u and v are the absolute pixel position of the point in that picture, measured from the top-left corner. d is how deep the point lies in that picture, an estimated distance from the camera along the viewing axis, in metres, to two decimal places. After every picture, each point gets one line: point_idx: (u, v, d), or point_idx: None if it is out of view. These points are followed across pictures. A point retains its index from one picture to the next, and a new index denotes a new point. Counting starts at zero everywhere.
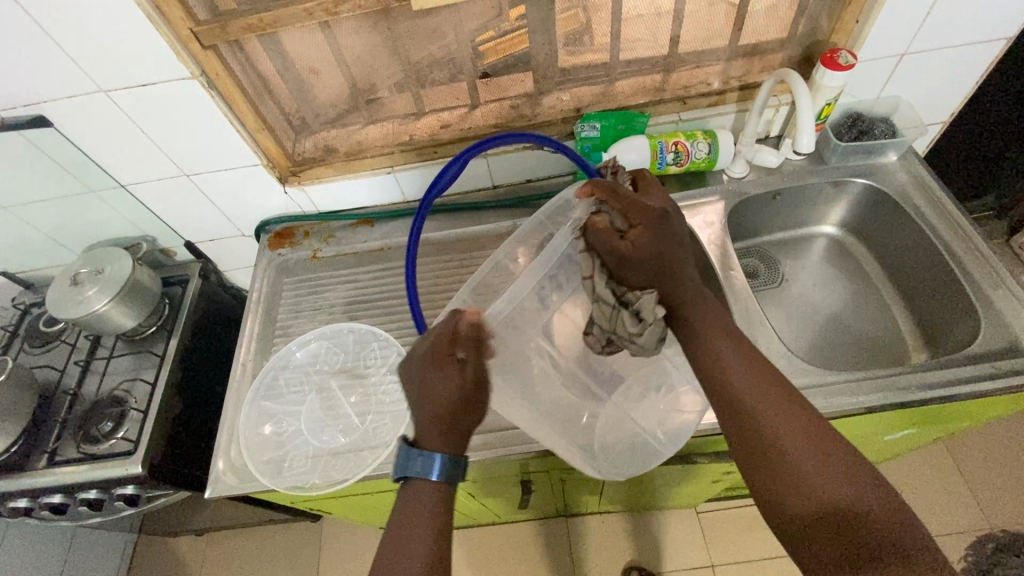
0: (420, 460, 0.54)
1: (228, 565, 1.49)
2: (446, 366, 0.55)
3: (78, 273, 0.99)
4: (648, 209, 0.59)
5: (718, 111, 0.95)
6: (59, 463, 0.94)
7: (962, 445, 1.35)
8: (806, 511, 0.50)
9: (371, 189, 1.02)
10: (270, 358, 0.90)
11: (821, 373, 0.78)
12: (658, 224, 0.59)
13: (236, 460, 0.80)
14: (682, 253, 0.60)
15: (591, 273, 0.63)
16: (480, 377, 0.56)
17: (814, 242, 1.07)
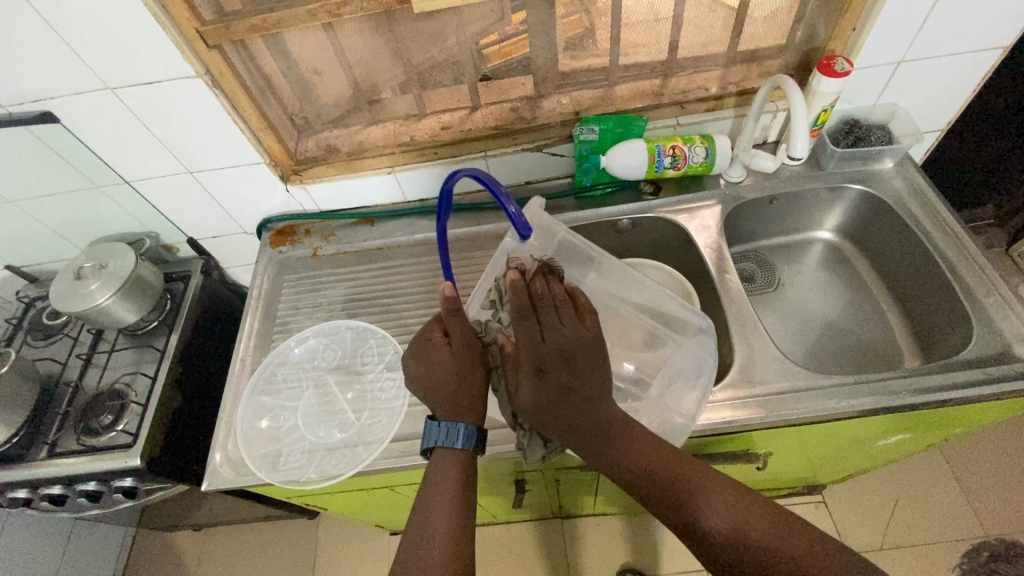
0: (441, 431, 0.63)
1: (226, 560, 1.50)
2: (437, 348, 0.65)
3: (82, 267, 1.00)
4: (545, 358, 0.60)
5: (716, 115, 0.96)
6: (59, 455, 0.96)
7: (958, 453, 1.35)
8: (719, 549, 0.56)
9: (372, 188, 1.03)
10: (269, 353, 0.91)
11: (814, 377, 0.79)
12: (544, 375, 0.61)
13: (234, 454, 0.81)
14: (574, 407, 0.62)
15: (503, 367, 0.72)
16: (468, 341, 0.64)
17: (810, 247, 1.08)
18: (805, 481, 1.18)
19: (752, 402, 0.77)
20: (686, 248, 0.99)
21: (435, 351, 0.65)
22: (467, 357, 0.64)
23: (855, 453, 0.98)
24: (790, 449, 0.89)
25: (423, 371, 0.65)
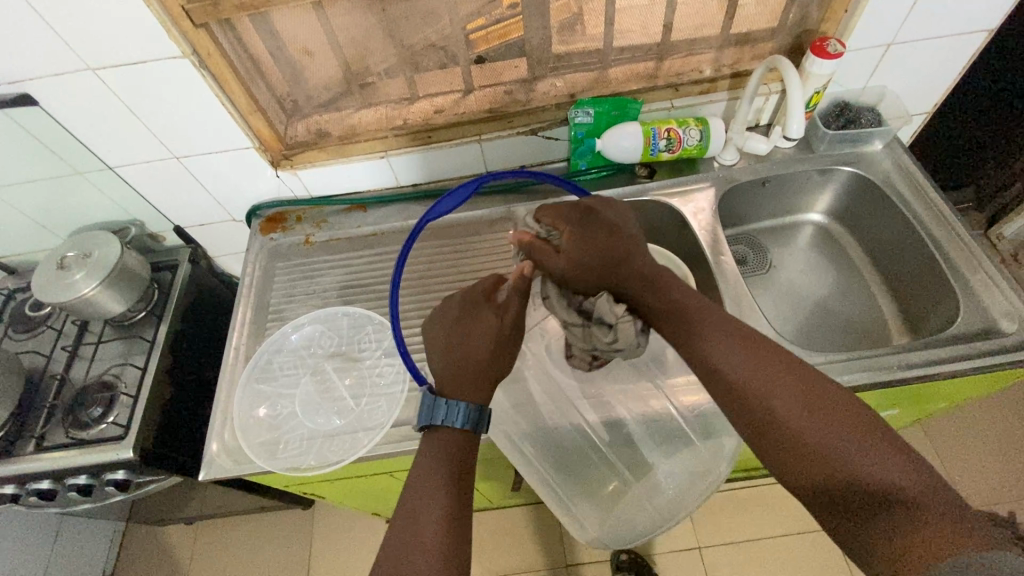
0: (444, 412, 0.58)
1: (220, 553, 1.49)
2: (480, 314, 0.64)
3: (65, 256, 0.98)
4: (570, 219, 0.67)
5: (710, 98, 0.96)
6: (48, 449, 0.93)
7: (938, 431, 1.40)
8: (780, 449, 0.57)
9: (363, 173, 1.01)
10: (263, 341, 0.90)
11: (808, 354, 0.80)
12: (581, 219, 0.66)
13: (230, 442, 0.80)
14: (628, 241, 0.66)
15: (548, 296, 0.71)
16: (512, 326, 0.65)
17: (801, 229, 1.09)
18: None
19: None
20: (680, 230, 0.99)
21: (476, 324, 0.64)
22: (493, 336, 0.63)
23: None
24: None
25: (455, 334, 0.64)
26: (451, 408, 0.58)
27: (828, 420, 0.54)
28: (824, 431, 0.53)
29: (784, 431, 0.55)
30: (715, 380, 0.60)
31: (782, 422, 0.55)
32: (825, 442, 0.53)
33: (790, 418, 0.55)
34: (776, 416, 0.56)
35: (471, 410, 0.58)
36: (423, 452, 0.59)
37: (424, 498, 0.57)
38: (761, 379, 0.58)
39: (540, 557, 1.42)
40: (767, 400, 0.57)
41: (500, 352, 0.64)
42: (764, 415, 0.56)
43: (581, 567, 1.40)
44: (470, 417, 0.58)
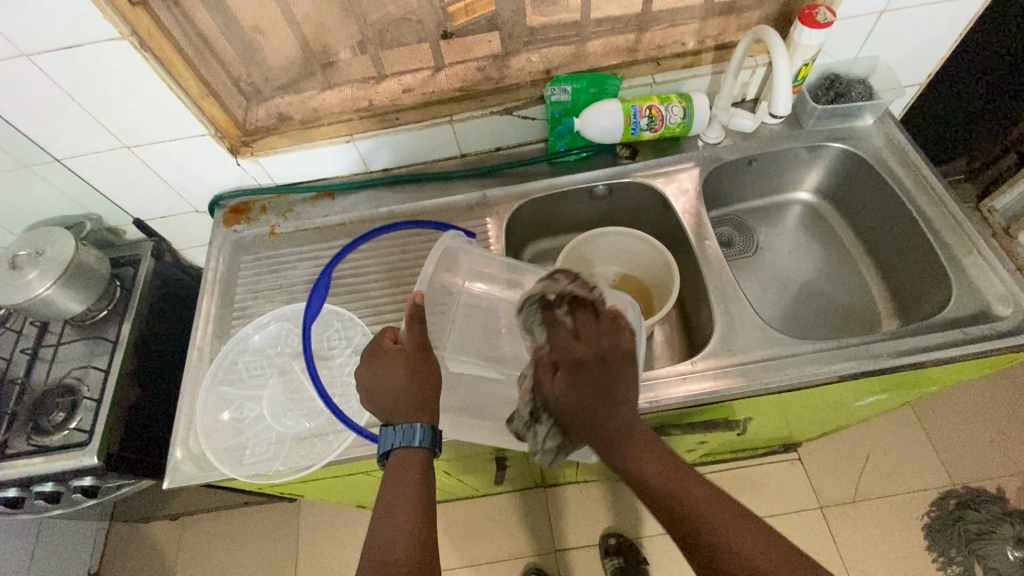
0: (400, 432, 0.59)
1: (206, 548, 1.47)
2: (385, 357, 0.63)
3: (16, 255, 0.92)
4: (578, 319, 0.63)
5: (693, 72, 0.91)
6: (9, 457, 0.90)
7: (923, 409, 1.41)
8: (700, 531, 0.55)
9: (329, 159, 0.96)
10: (227, 341, 0.85)
11: (795, 343, 0.77)
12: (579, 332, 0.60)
13: (196, 449, 0.76)
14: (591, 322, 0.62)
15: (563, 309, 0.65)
16: (419, 342, 0.63)
17: (789, 209, 1.05)
18: (778, 441, 1.20)
19: (733, 371, 0.76)
20: (664, 213, 0.95)
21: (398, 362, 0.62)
22: (415, 364, 0.62)
23: (834, 413, 0.99)
24: (769, 414, 0.89)
25: (374, 382, 0.63)
26: (410, 428, 0.59)
27: (752, 538, 0.53)
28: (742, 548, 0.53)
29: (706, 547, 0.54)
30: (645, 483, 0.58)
31: (706, 530, 0.54)
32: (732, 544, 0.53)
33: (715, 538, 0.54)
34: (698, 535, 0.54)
35: (432, 425, 0.60)
36: (386, 476, 0.59)
37: (389, 519, 0.56)
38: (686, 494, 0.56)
39: (530, 544, 1.42)
40: (693, 512, 0.55)
41: (426, 362, 0.63)
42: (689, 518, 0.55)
43: (570, 552, 1.40)
44: (429, 434, 0.60)
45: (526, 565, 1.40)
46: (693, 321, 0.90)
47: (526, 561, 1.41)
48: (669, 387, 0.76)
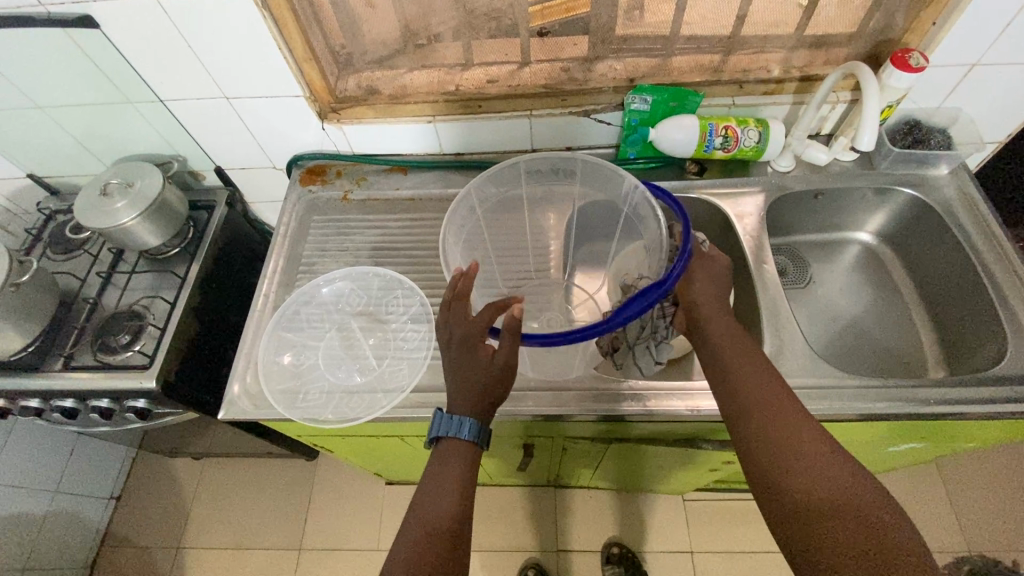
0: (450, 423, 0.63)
1: (223, 490, 1.54)
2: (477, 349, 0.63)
3: (109, 184, 0.99)
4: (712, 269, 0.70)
5: (773, 100, 0.92)
6: (74, 368, 0.96)
7: (950, 471, 1.38)
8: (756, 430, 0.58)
9: (408, 136, 1.00)
10: (293, 291, 0.90)
11: (840, 376, 0.78)
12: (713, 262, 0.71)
13: (252, 386, 0.81)
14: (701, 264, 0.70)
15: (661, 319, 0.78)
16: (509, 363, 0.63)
17: (846, 247, 1.06)
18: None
19: None
20: (722, 234, 0.97)
21: (456, 314, 0.66)
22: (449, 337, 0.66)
23: (862, 457, 0.99)
24: None
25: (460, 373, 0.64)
26: (460, 422, 0.63)
27: (804, 443, 0.56)
28: (808, 474, 0.54)
29: (797, 501, 0.54)
30: (750, 438, 0.59)
31: (760, 424, 0.59)
32: (789, 441, 0.57)
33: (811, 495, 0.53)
34: (787, 489, 0.55)
35: (479, 423, 0.63)
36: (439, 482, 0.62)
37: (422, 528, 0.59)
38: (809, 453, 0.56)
39: (532, 539, 1.44)
40: (758, 405, 0.60)
41: (500, 378, 0.63)
42: (752, 410, 0.59)
43: (571, 554, 1.42)
44: (475, 430, 0.63)
45: (527, 560, 1.42)
46: None
47: (527, 556, 1.43)
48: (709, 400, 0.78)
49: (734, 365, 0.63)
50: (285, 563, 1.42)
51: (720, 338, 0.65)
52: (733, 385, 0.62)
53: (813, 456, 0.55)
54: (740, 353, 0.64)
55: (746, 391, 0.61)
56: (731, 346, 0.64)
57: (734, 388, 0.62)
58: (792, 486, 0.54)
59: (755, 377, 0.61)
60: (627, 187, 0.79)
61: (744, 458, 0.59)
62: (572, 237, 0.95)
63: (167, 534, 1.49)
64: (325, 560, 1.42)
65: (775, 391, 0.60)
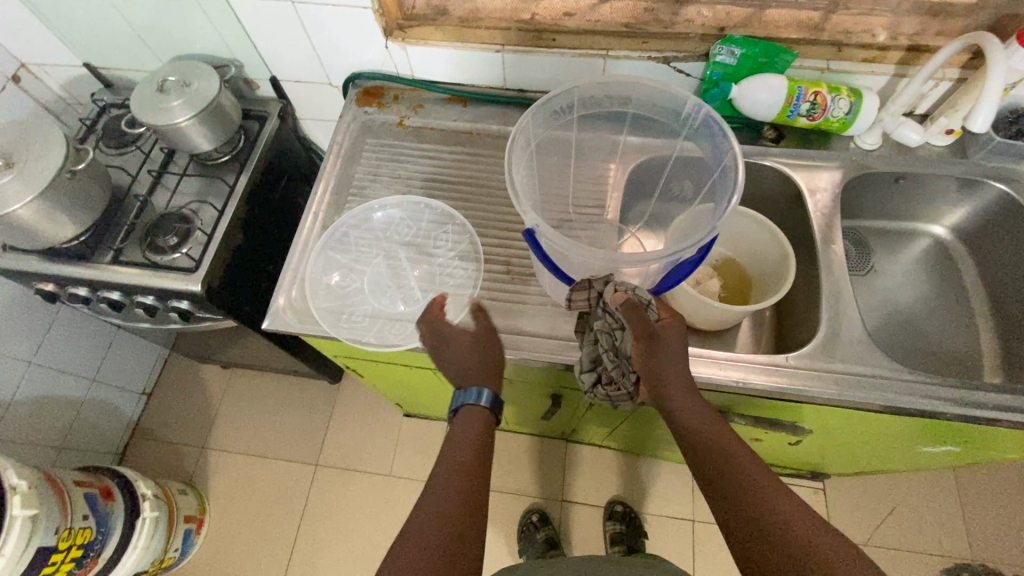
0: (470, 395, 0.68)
1: (247, 400, 1.60)
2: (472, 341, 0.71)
3: (166, 81, 0.97)
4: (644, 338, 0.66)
5: (870, 68, 0.85)
6: (123, 263, 0.97)
7: (967, 481, 1.37)
8: (723, 487, 0.60)
9: (474, 65, 0.95)
10: (343, 213, 0.89)
11: (896, 369, 0.75)
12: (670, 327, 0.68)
13: (297, 301, 0.81)
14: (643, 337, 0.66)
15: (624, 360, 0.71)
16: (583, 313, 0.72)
17: (917, 238, 1.00)
18: (806, 468, 1.19)
19: (826, 376, 0.74)
20: (790, 209, 0.92)
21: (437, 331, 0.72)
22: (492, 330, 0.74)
23: (892, 453, 0.97)
24: (835, 430, 0.88)
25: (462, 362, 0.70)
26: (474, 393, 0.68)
27: (768, 491, 0.58)
28: (778, 521, 0.56)
29: (761, 555, 0.55)
30: (722, 498, 0.60)
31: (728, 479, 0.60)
32: (752, 493, 0.58)
33: (774, 533, 0.55)
34: (755, 543, 0.56)
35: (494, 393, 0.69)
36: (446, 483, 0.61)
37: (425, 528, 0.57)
38: (767, 494, 0.58)
39: (539, 487, 1.48)
40: (722, 463, 0.61)
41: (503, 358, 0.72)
42: (719, 470, 0.61)
43: (574, 506, 1.46)
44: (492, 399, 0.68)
45: (531, 505, 1.46)
46: (789, 323, 0.88)
47: (531, 501, 1.47)
48: (760, 374, 0.74)
49: (692, 426, 0.65)
50: (302, 475, 1.49)
51: (676, 399, 0.66)
52: (696, 446, 0.64)
53: (771, 502, 0.57)
54: (692, 410, 0.65)
55: (707, 449, 0.63)
56: (684, 406, 0.65)
57: (697, 446, 0.64)
58: (765, 541, 0.55)
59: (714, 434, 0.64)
60: (691, 105, 0.72)
61: (721, 518, 0.60)
62: (625, 191, 0.87)
63: (193, 434, 1.56)
64: (339, 477, 1.48)
65: (734, 445, 0.63)
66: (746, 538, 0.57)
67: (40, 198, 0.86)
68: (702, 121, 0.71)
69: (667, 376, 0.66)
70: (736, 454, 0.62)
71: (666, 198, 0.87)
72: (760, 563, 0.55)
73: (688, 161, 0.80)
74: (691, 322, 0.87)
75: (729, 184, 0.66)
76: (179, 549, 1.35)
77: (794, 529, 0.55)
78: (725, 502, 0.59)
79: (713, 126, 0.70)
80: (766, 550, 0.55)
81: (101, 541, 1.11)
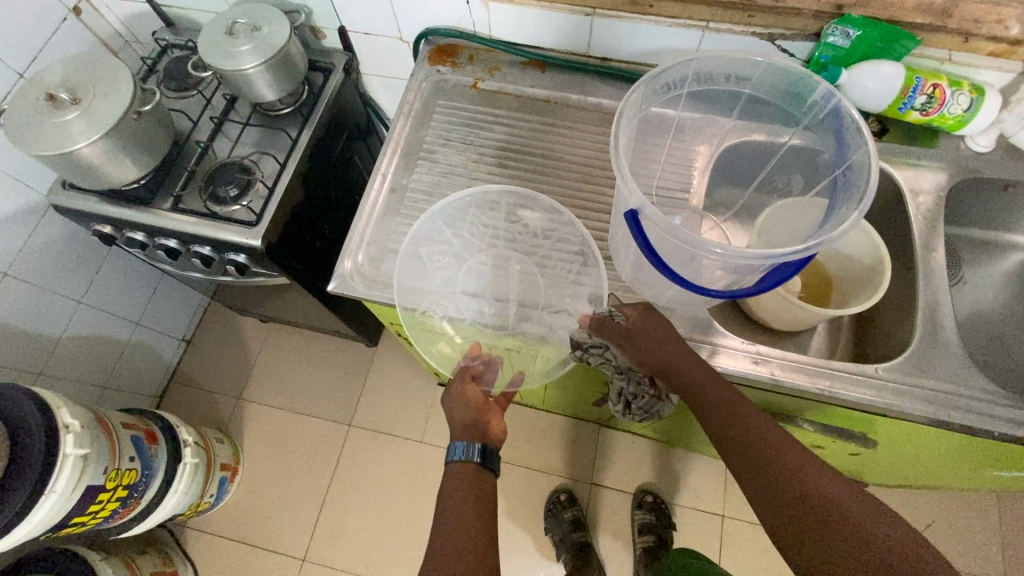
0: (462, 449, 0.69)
1: (284, 356, 1.60)
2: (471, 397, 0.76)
3: (235, 24, 0.93)
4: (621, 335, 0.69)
5: (996, 63, 0.77)
6: (183, 210, 0.95)
7: (1012, 503, 1.33)
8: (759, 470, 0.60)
9: (559, 29, 0.89)
10: (415, 178, 0.86)
11: (994, 392, 0.70)
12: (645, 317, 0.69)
13: (363, 265, 0.79)
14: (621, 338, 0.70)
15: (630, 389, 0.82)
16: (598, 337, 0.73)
17: (1012, 252, 0.94)
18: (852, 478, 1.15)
19: (915, 393, 0.70)
20: (885, 210, 0.86)
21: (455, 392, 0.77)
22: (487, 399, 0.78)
23: (955, 474, 0.93)
24: (905, 446, 0.84)
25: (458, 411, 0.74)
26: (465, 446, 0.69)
27: (803, 470, 0.58)
28: (817, 497, 0.55)
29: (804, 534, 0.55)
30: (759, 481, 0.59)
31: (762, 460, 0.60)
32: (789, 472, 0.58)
33: (818, 512, 0.55)
34: (796, 522, 0.55)
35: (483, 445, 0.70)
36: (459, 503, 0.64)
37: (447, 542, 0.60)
38: (802, 471, 0.58)
39: (568, 468, 1.48)
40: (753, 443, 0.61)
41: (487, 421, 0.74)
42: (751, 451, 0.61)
43: (603, 490, 1.45)
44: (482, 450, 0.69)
45: (559, 485, 1.46)
46: (871, 331, 0.84)
47: (559, 480, 1.46)
48: (846, 383, 0.70)
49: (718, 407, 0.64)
50: (334, 434, 1.50)
51: (693, 381, 0.66)
52: (721, 427, 0.64)
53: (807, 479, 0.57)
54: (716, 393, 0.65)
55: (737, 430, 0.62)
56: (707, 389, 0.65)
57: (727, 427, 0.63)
58: (807, 521, 0.55)
59: (741, 413, 0.63)
60: (821, 93, 0.65)
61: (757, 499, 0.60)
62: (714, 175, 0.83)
63: (229, 384, 1.58)
64: (370, 440, 1.49)
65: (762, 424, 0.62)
66: (785, 518, 0.56)
67: (106, 139, 0.83)
68: (830, 112, 0.65)
69: (679, 361, 0.67)
70: (765, 434, 0.61)
71: (764, 188, 0.82)
72: (802, 541, 0.55)
73: (800, 154, 0.74)
74: (768, 322, 0.83)
75: (856, 186, 0.59)
76: (214, 495, 1.37)
77: (836, 504, 0.55)
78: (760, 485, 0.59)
79: (841, 118, 0.64)
80: (810, 528, 0.54)
81: (145, 483, 1.12)
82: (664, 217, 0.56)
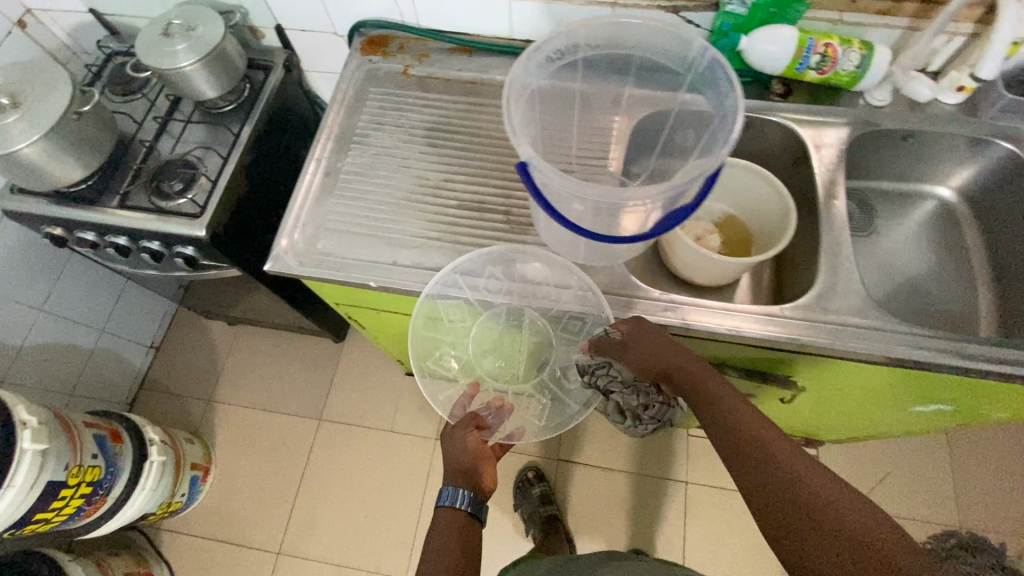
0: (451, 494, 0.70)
1: (253, 356, 1.63)
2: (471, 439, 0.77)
3: (171, 25, 0.96)
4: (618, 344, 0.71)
5: (884, 20, 0.83)
6: (130, 207, 0.99)
7: (958, 449, 1.38)
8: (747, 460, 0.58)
9: (480, 13, 0.94)
10: (348, 161, 0.90)
11: (893, 322, 0.75)
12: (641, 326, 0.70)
13: (298, 243, 0.83)
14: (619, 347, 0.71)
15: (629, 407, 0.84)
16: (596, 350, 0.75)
17: (922, 201, 1.00)
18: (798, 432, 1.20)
19: (819, 328, 0.75)
20: (796, 166, 0.91)
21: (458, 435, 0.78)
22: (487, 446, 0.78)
23: (881, 415, 0.97)
24: (828, 387, 0.89)
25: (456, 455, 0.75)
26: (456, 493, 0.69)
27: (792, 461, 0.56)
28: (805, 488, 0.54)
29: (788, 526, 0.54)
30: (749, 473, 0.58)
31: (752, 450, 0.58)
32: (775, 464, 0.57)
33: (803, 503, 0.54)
34: (779, 513, 0.55)
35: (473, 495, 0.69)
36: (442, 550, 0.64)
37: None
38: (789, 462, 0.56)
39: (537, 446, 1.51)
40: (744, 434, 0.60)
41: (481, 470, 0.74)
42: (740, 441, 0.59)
43: (571, 465, 1.49)
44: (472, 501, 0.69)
45: (529, 463, 1.49)
46: (789, 280, 0.89)
47: (529, 459, 1.50)
48: (754, 323, 0.75)
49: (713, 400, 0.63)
50: (305, 429, 1.53)
51: (692, 379, 0.65)
52: (714, 421, 0.63)
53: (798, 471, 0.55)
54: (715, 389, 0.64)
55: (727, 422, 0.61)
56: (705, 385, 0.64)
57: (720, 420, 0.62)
58: (794, 512, 0.54)
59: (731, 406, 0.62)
60: (698, 49, 0.69)
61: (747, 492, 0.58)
62: (628, 144, 0.87)
63: (200, 387, 1.59)
64: (341, 431, 1.52)
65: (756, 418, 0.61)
66: (771, 511, 0.55)
67: (46, 139, 0.86)
68: (707, 65, 0.69)
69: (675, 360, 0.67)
70: (758, 426, 0.60)
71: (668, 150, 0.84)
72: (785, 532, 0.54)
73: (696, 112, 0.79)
74: (690, 278, 0.87)
75: (728, 130, 0.64)
76: (186, 494, 1.39)
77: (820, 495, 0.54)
78: (749, 477, 0.58)
79: (718, 71, 0.68)
80: (794, 519, 0.53)
81: (110, 480, 1.14)
82: (553, 171, 0.60)
